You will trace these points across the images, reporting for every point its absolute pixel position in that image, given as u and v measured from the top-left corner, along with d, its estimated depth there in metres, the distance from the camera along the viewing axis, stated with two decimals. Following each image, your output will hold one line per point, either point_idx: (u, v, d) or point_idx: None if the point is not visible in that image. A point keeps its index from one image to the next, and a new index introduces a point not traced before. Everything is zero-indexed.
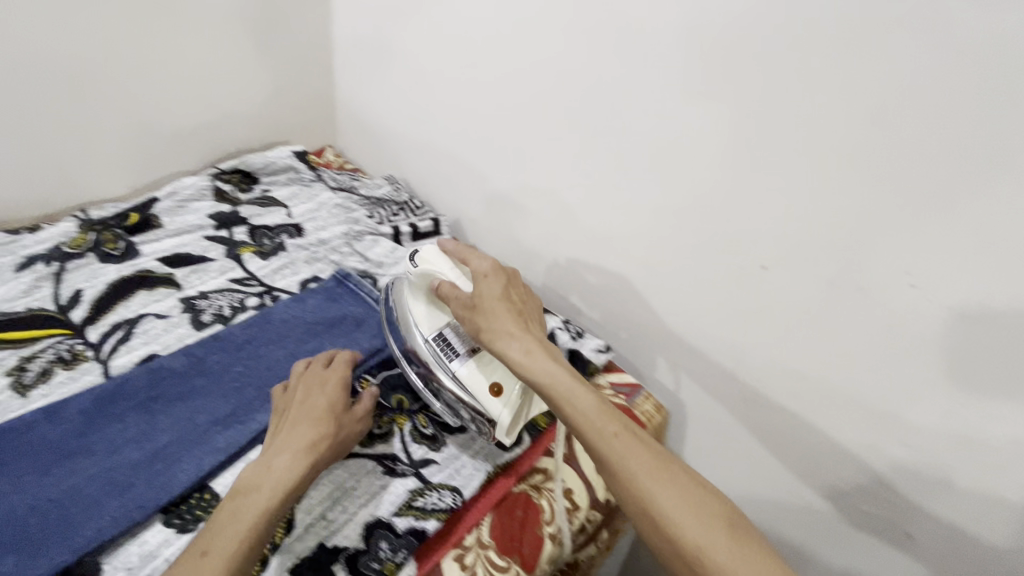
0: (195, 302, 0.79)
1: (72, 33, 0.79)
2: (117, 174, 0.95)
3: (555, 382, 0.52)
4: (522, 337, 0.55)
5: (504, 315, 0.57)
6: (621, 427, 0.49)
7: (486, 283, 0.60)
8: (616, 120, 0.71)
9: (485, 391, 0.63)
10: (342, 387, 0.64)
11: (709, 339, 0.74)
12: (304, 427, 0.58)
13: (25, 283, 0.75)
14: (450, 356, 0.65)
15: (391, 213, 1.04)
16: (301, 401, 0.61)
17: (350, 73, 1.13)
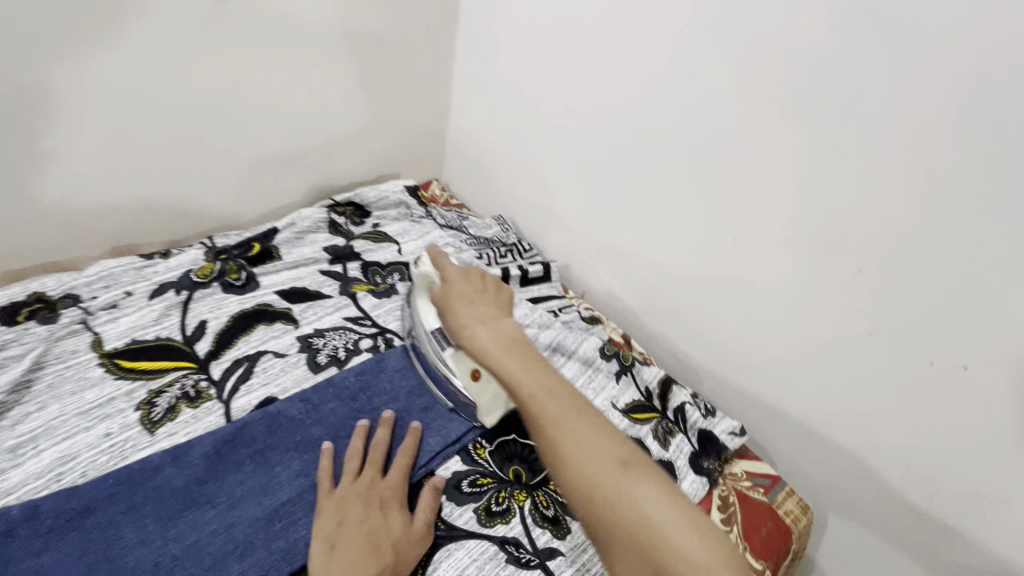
0: (311, 341, 0.78)
1: (228, 67, 0.82)
2: (244, 203, 0.97)
3: (492, 353, 0.53)
4: (472, 317, 0.57)
5: (461, 301, 0.60)
6: (558, 393, 0.48)
7: (450, 276, 0.64)
8: (797, 185, 0.66)
9: (465, 377, 0.65)
10: (396, 502, 0.58)
11: (877, 427, 0.69)
12: (361, 552, 0.52)
13: (156, 310, 0.76)
14: (443, 346, 0.67)
15: (499, 255, 1.01)
16: (359, 517, 0.56)
17: (467, 109, 1.12)
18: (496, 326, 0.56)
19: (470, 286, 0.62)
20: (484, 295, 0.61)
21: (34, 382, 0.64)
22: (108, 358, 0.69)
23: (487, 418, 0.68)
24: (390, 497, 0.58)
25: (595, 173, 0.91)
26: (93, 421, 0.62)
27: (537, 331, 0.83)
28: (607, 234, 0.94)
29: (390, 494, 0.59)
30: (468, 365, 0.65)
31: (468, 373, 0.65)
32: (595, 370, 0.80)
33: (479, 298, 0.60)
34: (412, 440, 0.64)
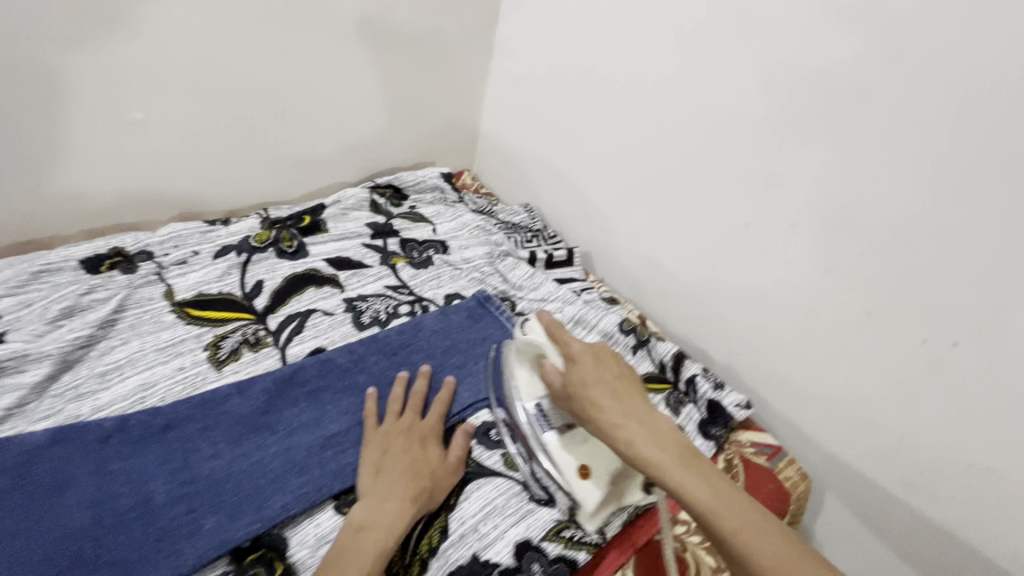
0: (356, 303, 0.85)
1: (291, 53, 0.91)
2: (294, 180, 1.06)
3: (666, 467, 0.48)
4: (625, 417, 0.52)
5: (600, 391, 0.54)
6: (732, 503, 0.47)
7: (580, 358, 0.56)
8: (804, 177, 0.73)
9: (571, 473, 0.60)
10: (433, 438, 0.65)
11: (872, 403, 0.74)
12: (404, 475, 0.60)
13: (219, 268, 0.84)
14: (546, 430, 0.63)
15: (525, 239, 1.08)
16: (401, 450, 0.62)
17: (499, 104, 1.20)
18: (656, 429, 0.51)
19: (606, 376, 0.55)
20: (625, 385, 0.55)
21: (117, 321, 0.73)
22: (179, 306, 0.77)
23: (589, 523, 0.60)
24: (429, 434, 0.66)
25: (619, 164, 0.98)
26: (168, 356, 0.70)
27: (560, 305, 0.91)
28: (628, 222, 1.01)
29: (428, 432, 0.66)
30: (575, 458, 0.61)
31: (575, 469, 0.61)
32: (613, 343, 0.86)
33: (621, 394, 0.54)
34: (448, 391, 0.71)
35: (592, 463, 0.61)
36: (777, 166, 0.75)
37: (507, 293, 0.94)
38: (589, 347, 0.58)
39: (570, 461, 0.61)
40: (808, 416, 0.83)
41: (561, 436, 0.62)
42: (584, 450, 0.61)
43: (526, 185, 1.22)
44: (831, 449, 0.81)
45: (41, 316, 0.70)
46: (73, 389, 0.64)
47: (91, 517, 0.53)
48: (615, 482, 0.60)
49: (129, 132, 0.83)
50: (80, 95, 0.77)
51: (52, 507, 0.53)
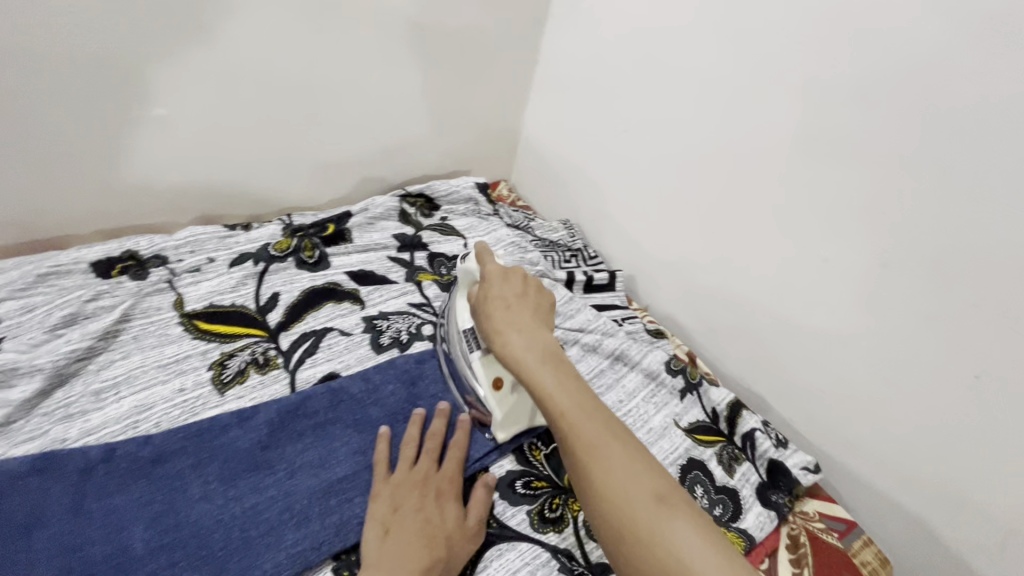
0: (376, 322, 0.78)
1: (325, 53, 0.84)
2: (322, 185, 1.00)
3: (526, 364, 0.50)
4: (507, 323, 0.54)
5: (496, 301, 0.57)
6: (594, 417, 0.46)
7: (489, 274, 0.60)
8: (902, 210, 0.62)
9: (487, 385, 0.63)
10: (450, 495, 0.57)
11: (972, 486, 0.62)
12: (416, 541, 0.51)
13: (234, 278, 0.78)
14: (473, 348, 0.64)
15: (564, 259, 0.99)
16: (415, 508, 0.54)
17: (543, 112, 1.12)
18: (536, 337, 0.53)
19: (507, 289, 0.58)
20: (522, 299, 0.57)
21: (121, 332, 0.67)
22: (187, 319, 0.71)
23: (500, 433, 0.63)
24: (445, 490, 0.57)
25: (674, 183, 0.88)
26: (169, 375, 0.65)
27: (600, 336, 0.82)
28: (680, 247, 0.90)
29: (444, 487, 0.58)
30: (491, 371, 0.63)
31: (490, 382, 0.63)
32: (658, 384, 0.77)
33: (514, 305, 0.57)
34: (466, 435, 0.63)
35: (505, 376, 0.63)
36: (868, 195, 0.64)
37: None
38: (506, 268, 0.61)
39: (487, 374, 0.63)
40: (884, 486, 0.71)
41: (485, 353, 0.63)
42: (503, 366, 0.63)
43: (567, 200, 1.13)
44: (911, 529, 0.69)
45: (41, 324, 0.65)
46: (63, 408, 0.59)
47: (60, 570, 0.46)
48: (522, 392, 0.64)
49: (150, 131, 0.78)
50: (102, 93, 0.71)
51: (21, 552, 0.47)
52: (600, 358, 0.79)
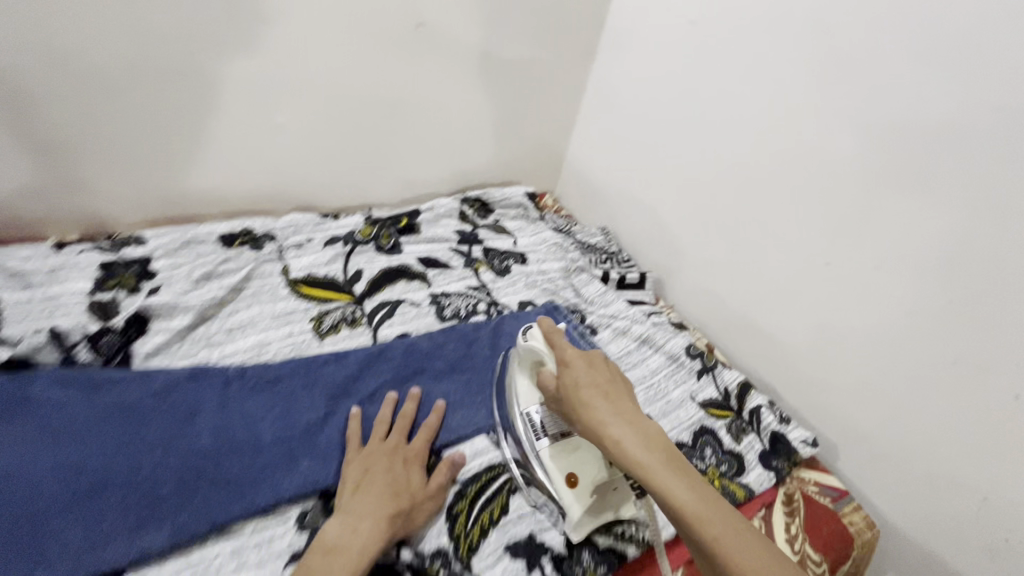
0: (440, 298, 0.94)
1: (411, 76, 1.02)
2: (397, 186, 1.17)
3: (650, 469, 0.51)
4: (610, 415, 0.55)
5: (589, 390, 0.57)
6: (719, 510, 0.48)
7: (576, 365, 0.60)
8: (890, 219, 0.73)
9: (560, 481, 0.64)
10: (417, 461, 0.65)
11: (948, 460, 0.71)
12: (383, 492, 0.60)
13: (328, 255, 0.95)
14: (539, 437, 0.67)
15: (600, 260, 1.13)
16: (381, 470, 0.62)
17: (589, 133, 1.27)
18: (641, 428, 0.54)
19: (598, 378, 0.58)
20: (616, 389, 0.57)
21: (243, 288, 0.85)
22: (292, 283, 0.89)
23: (575, 532, 0.62)
24: (412, 458, 0.65)
25: (701, 196, 1.01)
26: (280, 323, 0.81)
27: (629, 323, 0.94)
28: (704, 253, 1.03)
29: (412, 455, 0.66)
30: (564, 465, 0.65)
31: (563, 477, 0.64)
32: (678, 365, 0.88)
33: (613, 395, 0.57)
34: (436, 415, 0.71)
35: (579, 472, 0.64)
36: (862, 207, 0.76)
37: (578, 305, 0.99)
38: (582, 352, 0.62)
39: (558, 470, 0.65)
40: (877, 464, 0.80)
41: (552, 443, 0.66)
42: (573, 459, 0.65)
43: (606, 211, 1.27)
44: (898, 502, 0.78)
45: (186, 277, 0.83)
46: (206, 339, 0.76)
47: (213, 443, 0.62)
48: (600, 495, 0.63)
49: (271, 133, 0.97)
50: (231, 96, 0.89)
51: (186, 428, 0.63)
52: (629, 341, 0.92)
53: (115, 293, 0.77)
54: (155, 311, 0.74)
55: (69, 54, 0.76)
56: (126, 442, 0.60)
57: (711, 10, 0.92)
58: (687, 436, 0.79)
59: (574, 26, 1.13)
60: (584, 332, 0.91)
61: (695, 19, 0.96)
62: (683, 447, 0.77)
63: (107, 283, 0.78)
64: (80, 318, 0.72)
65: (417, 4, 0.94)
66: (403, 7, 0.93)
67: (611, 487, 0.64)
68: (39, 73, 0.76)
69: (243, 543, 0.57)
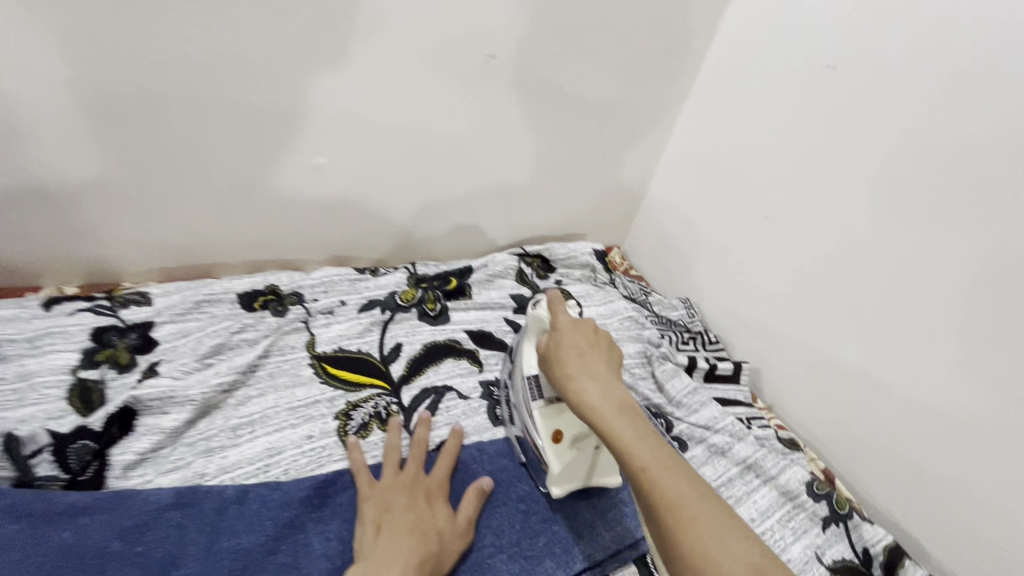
0: (494, 389, 0.76)
1: (474, 118, 0.87)
2: (447, 236, 1.02)
3: (607, 419, 0.50)
4: (581, 369, 0.54)
5: (567, 345, 0.57)
6: (667, 465, 0.46)
7: (560, 324, 0.59)
8: None
9: (546, 436, 0.63)
10: (439, 497, 0.59)
11: None
12: (410, 535, 0.53)
13: (361, 324, 0.79)
14: (534, 398, 0.65)
15: (681, 340, 0.94)
16: (403, 507, 0.56)
17: (671, 184, 1.09)
18: (610, 386, 0.53)
19: (579, 336, 0.58)
20: (595, 346, 0.57)
21: (259, 367, 0.69)
22: (316, 361, 0.73)
23: (555, 486, 0.63)
24: (434, 492, 0.60)
25: (826, 278, 0.81)
26: (299, 419, 0.65)
27: (729, 440, 0.74)
28: (825, 348, 0.83)
29: (432, 489, 0.60)
30: (553, 422, 0.64)
31: (550, 434, 0.63)
32: (796, 506, 0.68)
33: (587, 352, 0.57)
34: (455, 438, 0.65)
35: (566, 429, 0.64)
36: None
37: (662, 407, 0.79)
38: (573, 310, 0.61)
39: (545, 426, 0.64)
40: None
41: (545, 405, 0.64)
42: (562, 419, 0.64)
43: (687, 276, 1.09)
44: None
45: (193, 351, 0.68)
46: (204, 441, 0.60)
47: None
48: (582, 448, 0.64)
49: (310, 178, 0.83)
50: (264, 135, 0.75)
51: None
52: (729, 464, 0.72)
53: (105, 371, 0.63)
54: (146, 404, 0.59)
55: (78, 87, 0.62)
56: None
57: (858, 53, 0.74)
58: None
59: (669, 63, 0.95)
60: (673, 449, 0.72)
61: (833, 63, 0.77)
62: None
63: (97, 356, 0.64)
64: (54, 408, 0.58)
65: (491, 34, 0.78)
66: (474, 37, 0.78)
67: (594, 445, 0.64)
68: (41, 106, 0.62)
69: None
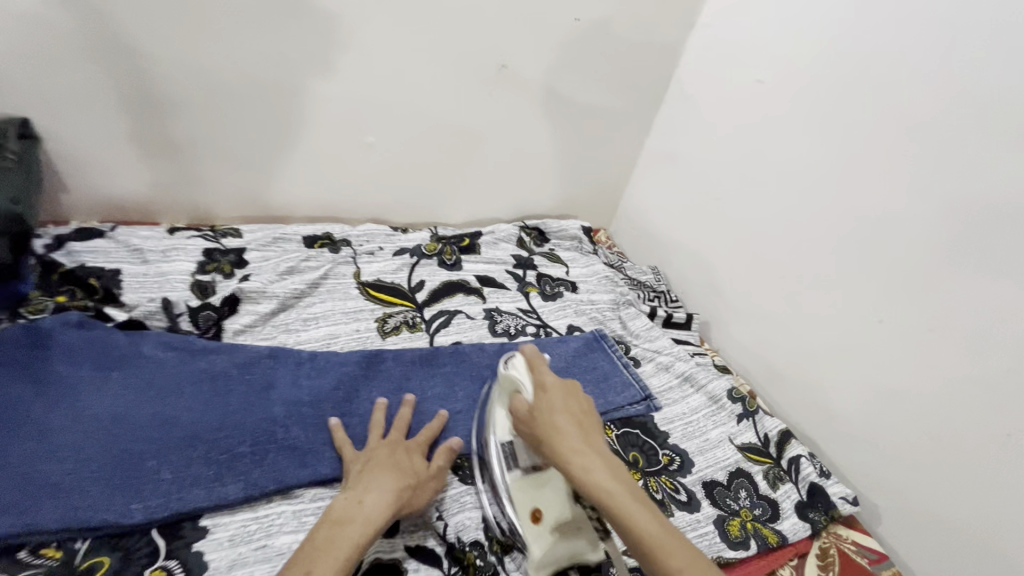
0: (494, 315, 1.00)
1: (489, 112, 1.12)
2: (464, 208, 1.27)
3: (618, 499, 0.55)
4: (582, 446, 0.58)
5: (564, 420, 0.60)
6: (677, 544, 0.53)
7: (551, 391, 0.63)
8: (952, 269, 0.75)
9: (524, 515, 0.63)
10: (418, 453, 0.68)
11: (985, 523, 0.72)
12: (390, 473, 0.62)
13: (395, 264, 1.04)
14: (510, 467, 0.65)
15: (647, 297, 1.16)
16: (386, 455, 0.65)
17: (648, 176, 1.33)
18: (611, 464, 0.58)
19: (573, 409, 0.62)
20: (588, 422, 0.62)
21: (320, 285, 0.93)
22: (361, 285, 0.96)
23: (535, 572, 0.62)
24: (414, 449, 0.68)
25: (756, 243, 1.04)
26: (350, 320, 0.89)
27: (673, 360, 0.96)
28: (755, 300, 1.05)
29: (413, 448, 0.68)
30: (530, 499, 0.64)
31: (528, 513, 0.63)
32: (718, 406, 0.90)
33: (591, 433, 0.60)
34: (438, 419, 0.74)
35: (544, 509, 0.63)
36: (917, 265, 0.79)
37: (624, 338, 1.02)
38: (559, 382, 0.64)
39: (524, 505, 0.64)
40: (912, 524, 0.80)
41: (521, 475, 0.65)
42: (540, 495, 0.64)
43: (659, 251, 1.31)
44: (937, 563, 0.78)
45: (274, 269, 0.92)
46: (284, 325, 0.84)
47: (284, 413, 0.69)
48: (563, 533, 0.63)
49: (362, 152, 1.08)
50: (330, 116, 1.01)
51: (262, 398, 0.71)
52: (671, 376, 0.94)
53: (214, 276, 0.87)
54: (246, 295, 0.83)
55: (207, 70, 0.90)
56: (213, 403, 0.68)
57: (778, 71, 0.98)
58: (722, 477, 0.79)
59: (644, 78, 1.20)
60: (627, 362, 0.94)
61: (762, 78, 1.01)
62: (717, 487, 0.78)
63: (208, 266, 0.89)
64: (183, 292, 0.82)
65: (503, 50, 1.04)
66: (492, 50, 1.03)
67: (577, 527, 0.63)
68: (181, 82, 0.89)
69: (304, 506, 0.63)
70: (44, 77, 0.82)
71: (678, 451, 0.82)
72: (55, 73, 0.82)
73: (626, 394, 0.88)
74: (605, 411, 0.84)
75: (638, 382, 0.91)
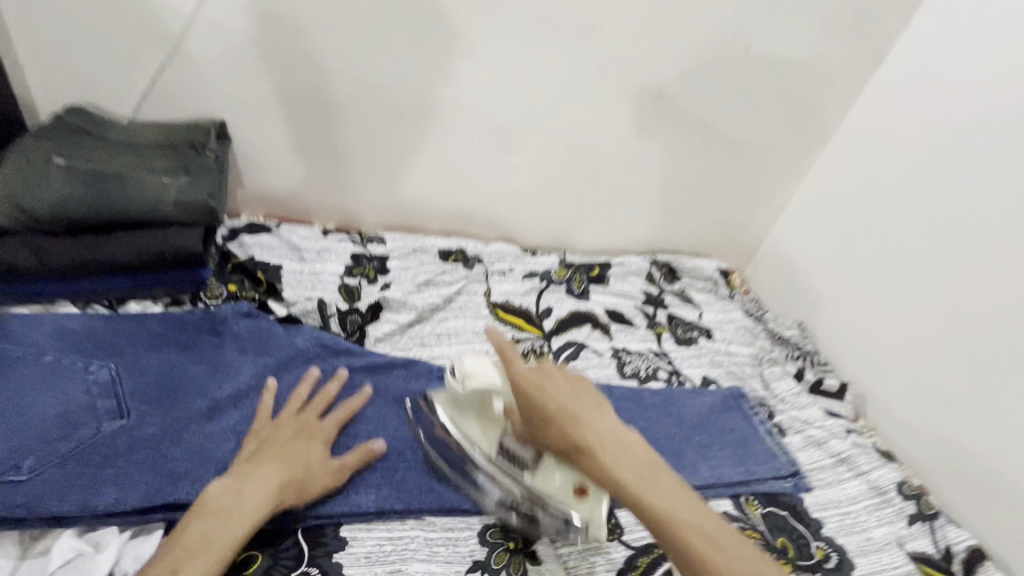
0: (621, 354, 0.94)
1: (636, 143, 1.08)
2: (593, 235, 1.22)
3: (697, 541, 0.47)
4: (650, 488, 0.50)
5: (621, 459, 0.52)
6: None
7: (593, 431, 0.53)
8: None
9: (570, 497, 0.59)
10: (321, 439, 0.64)
11: None
12: (276, 462, 0.58)
13: (525, 287, 1.01)
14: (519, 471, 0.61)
15: (791, 355, 1.04)
16: (280, 444, 0.61)
17: (799, 221, 1.19)
18: (685, 500, 0.50)
19: (624, 443, 0.53)
20: (642, 452, 0.53)
21: (454, 300, 0.93)
22: (491, 305, 0.95)
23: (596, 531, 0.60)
24: (317, 435, 0.64)
25: (941, 314, 0.89)
26: (480, 339, 0.89)
27: (825, 435, 0.85)
28: (932, 380, 0.89)
29: (320, 434, 0.64)
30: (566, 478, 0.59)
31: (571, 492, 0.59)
32: (885, 501, 0.77)
33: (642, 461, 0.52)
34: (359, 398, 0.69)
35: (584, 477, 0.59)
36: None
37: (766, 400, 0.91)
38: (589, 409, 0.55)
39: (563, 492, 0.59)
40: None
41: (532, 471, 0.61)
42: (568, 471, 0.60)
43: (806, 304, 1.17)
44: None
45: (412, 280, 0.94)
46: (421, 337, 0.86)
47: (413, 433, 0.70)
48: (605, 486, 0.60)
49: (504, 173, 1.09)
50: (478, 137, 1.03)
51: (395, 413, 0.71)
52: (824, 455, 0.82)
53: (360, 280, 0.90)
54: (390, 303, 0.86)
55: (379, 87, 0.94)
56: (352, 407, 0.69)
57: (1000, 118, 0.83)
58: None
59: (811, 117, 1.09)
60: (771, 431, 0.84)
61: (975, 125, 0.86)
62: None
63: (355, 270, 0.92)
64: (333, 294, 0.85)
65: (665, 78, 0.99)
66: (650, 80, 0.99)
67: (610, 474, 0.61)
68: (355, 95, 0.95)
69: (436, 536, 0.63)
70: (245, 83, 0.91)
71: (836, 545, 0.71)
72: (249, 82, 0.91)
73: (770, 466, 0.78)
74: (746, 481, 0.76)
75: (784, 454, 0.80)
